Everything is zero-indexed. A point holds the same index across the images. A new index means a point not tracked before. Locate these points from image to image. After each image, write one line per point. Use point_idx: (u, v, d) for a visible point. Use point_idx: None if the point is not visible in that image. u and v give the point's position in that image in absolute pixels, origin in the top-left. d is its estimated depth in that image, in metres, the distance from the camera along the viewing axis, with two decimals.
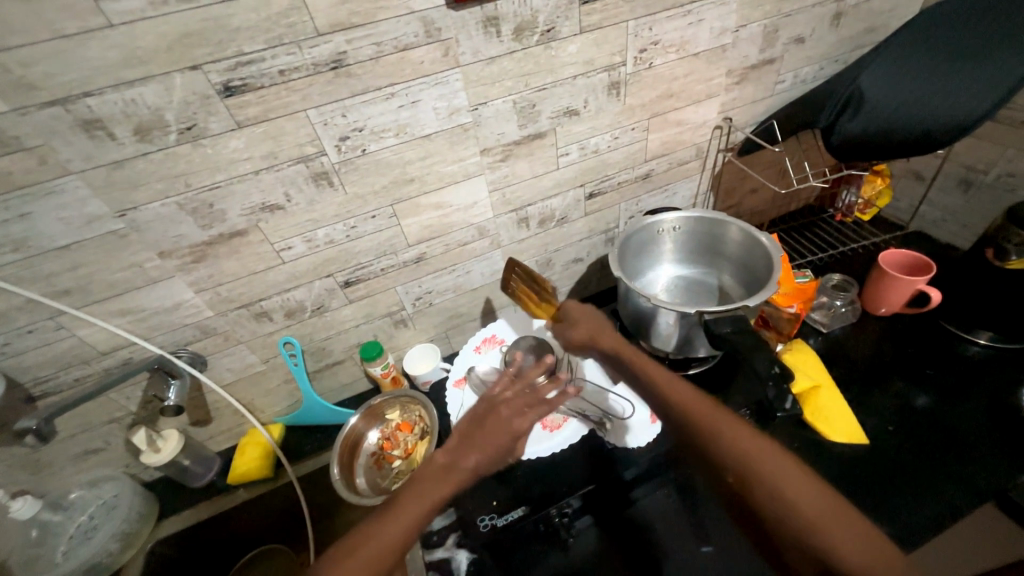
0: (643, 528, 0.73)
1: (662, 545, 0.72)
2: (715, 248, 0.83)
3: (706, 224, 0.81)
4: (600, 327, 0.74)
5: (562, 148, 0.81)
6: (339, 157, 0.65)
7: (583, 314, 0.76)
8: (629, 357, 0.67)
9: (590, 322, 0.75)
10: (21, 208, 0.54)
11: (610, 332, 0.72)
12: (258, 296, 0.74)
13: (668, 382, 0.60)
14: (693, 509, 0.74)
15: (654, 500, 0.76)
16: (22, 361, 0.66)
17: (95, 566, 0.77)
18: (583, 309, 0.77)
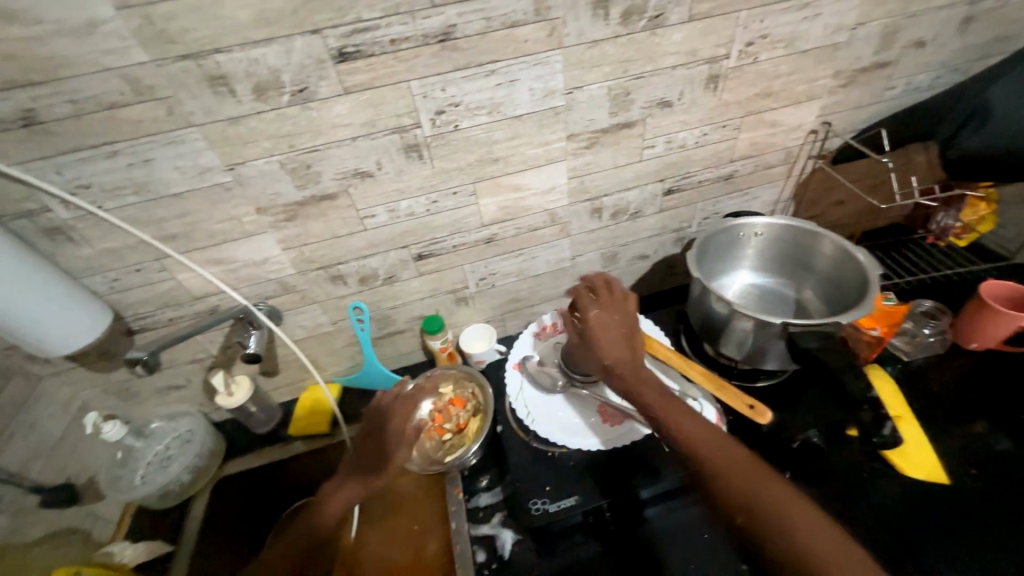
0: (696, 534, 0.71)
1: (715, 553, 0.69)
2: (800, 260, 0.79)
3: (796, 233, 0.77)
4: (622, 350, 0.68)
5: (648, 140, 0.79)
6: (431, 131, 0.66)
7: (605, 329, 0.69)
8: (642, 393, 0.63)
9: (614, 344, 0.68)
10: (146, 154, 0.58)
11: (628, 359, 0.67)
12: (337, 259, 0.78)
13: (679, 420, 0.59)
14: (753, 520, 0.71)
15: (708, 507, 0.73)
16: (127, 297, 0.71)
17: (167, 493, 0.83)
18: (607, 319, 0.70)
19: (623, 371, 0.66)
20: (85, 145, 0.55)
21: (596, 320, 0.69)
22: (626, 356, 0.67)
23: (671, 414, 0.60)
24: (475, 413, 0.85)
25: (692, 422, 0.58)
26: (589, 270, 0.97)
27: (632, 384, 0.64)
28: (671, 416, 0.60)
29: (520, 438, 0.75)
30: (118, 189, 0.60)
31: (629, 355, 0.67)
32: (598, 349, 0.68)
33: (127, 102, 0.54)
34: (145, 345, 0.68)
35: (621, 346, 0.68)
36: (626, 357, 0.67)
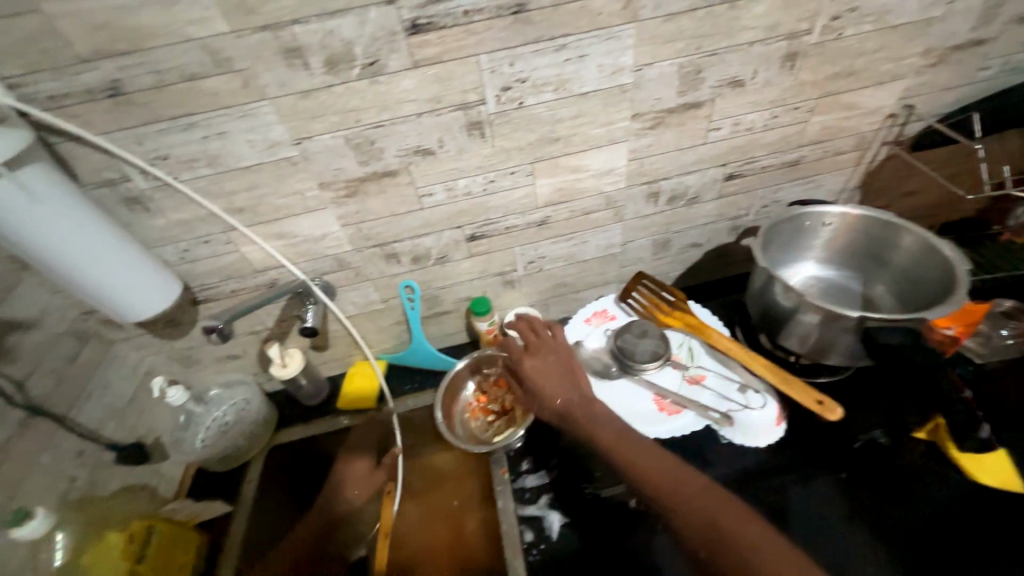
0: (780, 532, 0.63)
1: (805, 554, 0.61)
2: (876, 253, 0.75)
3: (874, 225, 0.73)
4: (564, 390, 0.68)
5: (715, 121, 0.75)
6: (496, 107, 0.65)
7: (541, 374, 0.69)
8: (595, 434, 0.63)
9: (554, 387, 0.68)
10: (220, 126, 0.59)
11: (576, 399, 0.67)
12: (393, 237, 0.78)
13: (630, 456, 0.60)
14: (842, 517, 0.64)
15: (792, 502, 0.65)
16: (194, 268, 0.73)
17: (225, 457, 0.87)
18: (540, 363, 0.70)
19: (574, 416, 0.66)
20: (165, 116, 0.57)
21: (531, 367, 0.69)
22: (570, 396, 0.67)
23: (624, 452, 0.61)
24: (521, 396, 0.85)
25: (647, 457, 0.60)
26: (639, 256, 0.95)
27: (584, 426, 0.64)
28: (624, 454, 0.61)
29: None
30: (193, 161, 0.61)
31: (574, 394, 0.67)
32: (542, 395, 0.68)
33: (206, 74, 0.54)
34: (219, 315, 0.69)
35: (561, 387, 0.67)
36: (575, 397, 0.67)
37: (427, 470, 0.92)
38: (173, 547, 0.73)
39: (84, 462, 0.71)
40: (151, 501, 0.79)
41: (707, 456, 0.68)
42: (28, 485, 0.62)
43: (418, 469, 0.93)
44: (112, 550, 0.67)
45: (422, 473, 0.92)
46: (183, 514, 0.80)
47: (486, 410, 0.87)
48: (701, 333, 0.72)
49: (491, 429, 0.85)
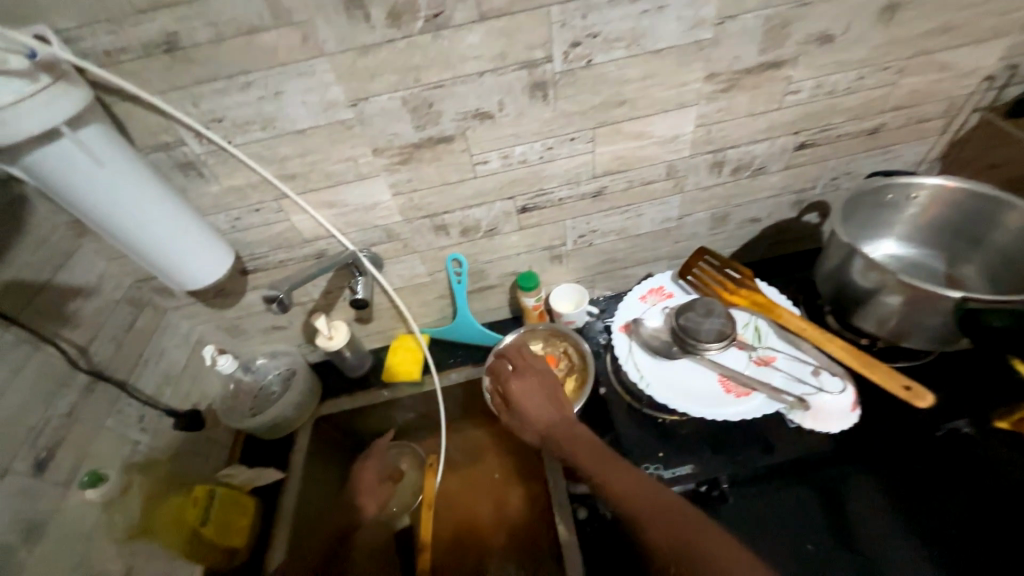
0: (848, 529, 0.63)
1: (875, 550, 0.61)
2: (973, 230, 0.69)
3: (976, 200, 0.67)
4: (545, 410, 0.69)
5: (794, 83, 0.69)
6: (562, 66, 0.60)
7: (524, 393, 0.71)
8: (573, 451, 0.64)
9: (535, 405, 0.70)
10: (277, 87, 0.56)
11: (558, 419, 0.68)
12: (444, 208, 0.75)
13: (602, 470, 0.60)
14: (914, 514, 0.63)
15: (859, 499, 0.65)
16: (245, 237, 0.72)
17: (276, 426, 0.86)
18: (525, 384, 0.73)
19: (554, 435, 0.67)
20: (221, 74, 0.54)
21: (513, 385, 0.71)
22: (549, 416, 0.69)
23: (597, 468, 0.60)
24: (569, 372, 0.83)
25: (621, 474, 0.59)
26: (694, 232, 0.90)
27: (563, 444, 0.65)
28: (598, 470, 0.60)
29: (625, 401, 0.72)
30: (247, 123, 0.59)
31: (554, 414, 0.69)
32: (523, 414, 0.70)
33: (264, 28, 0.51)
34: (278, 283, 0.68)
35: (542, 406, 0.69)
36: (555, 417, 0.69)
37: (471, 448, 0.95)
38: (232, 510, 0.74)
39: (145, 427, 0.73)
40: (206, 466, 0.81)
41: (769, 441, 0.65)
42: (95, 448, 0.64)
43: (463, 446, 0.95)
44: (173, 511, 0.69)
45: (466, 450, 0.94)
46: (240, 480, 0.80)
47: None
48: (770, 312, 0.69)
49: None
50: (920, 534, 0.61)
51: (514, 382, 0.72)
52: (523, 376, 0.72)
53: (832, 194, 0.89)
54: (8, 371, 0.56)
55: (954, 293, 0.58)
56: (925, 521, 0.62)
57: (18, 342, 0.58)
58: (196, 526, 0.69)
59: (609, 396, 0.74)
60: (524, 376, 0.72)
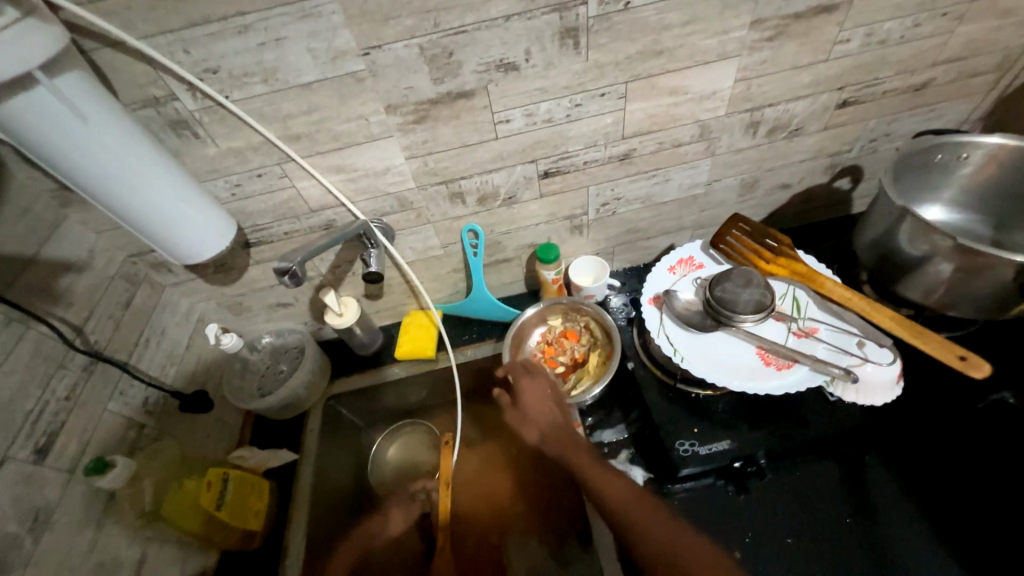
0: (882, 503, 0.63)
1: (911, 523, 0.61)
2: None
3: None
4: (549, 411, 0.70)
5: (845, 31, 0.63)
6: (597, 10, 0.54)
7: (533, 392, 0.72)
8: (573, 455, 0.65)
9: (542, 406, 0.71)
10: (278, 31, 0.50)
11: (561, 421, 0.69)
12: (461, 173, 0.69)
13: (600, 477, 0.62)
14: (949, 488, 0.63)
15: (892, 473, 0.65)
16: (247, 206, 0.67)
17: (287, 405, 0.82)
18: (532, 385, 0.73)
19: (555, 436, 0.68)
20: (214, 15, 0.48)
21: (526, 383, 0.73)
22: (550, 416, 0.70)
23: (593, 472, 0.62)
24: (593, 348, 0.81)
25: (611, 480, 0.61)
26: (721, 199, 0.85)
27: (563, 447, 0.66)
28: (593, 472, 0.62)
29: (656, 376, 0.69)
30: (246, 75, 0.52)
31: (556, 416, 0.70)
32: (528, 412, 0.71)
33: None
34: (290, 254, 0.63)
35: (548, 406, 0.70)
36: (558, 419, 0.70)
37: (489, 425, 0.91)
38: (247, 493, 0.72)
39: (150, 409, 0.68)
40: (217, 448, 0.78)
41: (805, 415, 0.62)
42: (99, 433, 0.61)
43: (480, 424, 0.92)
44: (184, 494, 0.65)
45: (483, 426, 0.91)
46: (253, 462, 0.77)
47: (553, 361, 0.82)
48: (810, 281, 0.65)
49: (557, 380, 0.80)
50: (955, 506, 0.62)
51: (527, 381, 0.73)
52: (536, 377, 0.74)
53: (868, 158, 0.84)
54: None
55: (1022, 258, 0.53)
56: (961, 494, 0.62)
57: (7, 321, 0.53)
58: (211, 511, 0.67)
59: (637, 371, 0.70)
60: (536, 378, 0.74)
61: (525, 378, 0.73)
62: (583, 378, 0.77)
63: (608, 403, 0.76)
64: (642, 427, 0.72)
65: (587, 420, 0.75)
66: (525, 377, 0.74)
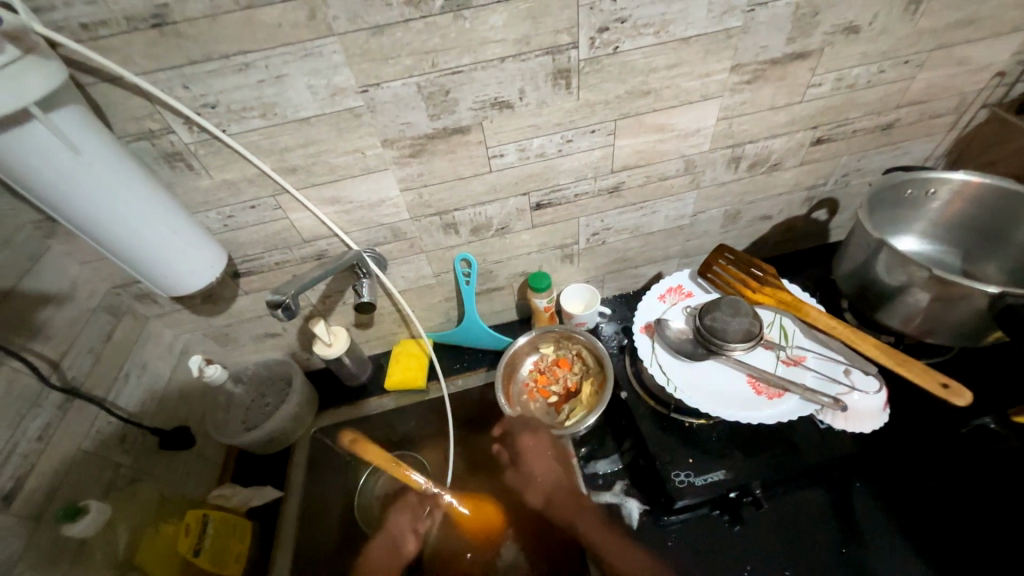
0: (877, 533, 0.63)
1: (905, 552, 0.62)
2: (1002, 227, 0.69)
3: (1005, 198, 0.66)
4: (550, 472, 0.74)
5: (818, 76, 0.67)
6: (588, 53, 0.57)
7: (534, 449, 0.75)
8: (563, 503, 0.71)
9: (544, 465, 0.74)
10: (279, 69, 0.51)
11: (563, 482, 0.72)
12: (454, 205, 0.70)
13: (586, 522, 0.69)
14: (938, 511, 0.64)
15: (886, 501, 0.66)
16: (238, 237, 0.66)
17: (272, 440, 0.79)
18: (534, 445, 0.75)
19: (557, 497, 0.72)
20: (217, 53, 0.48)
21: (527, 439, 0.76)
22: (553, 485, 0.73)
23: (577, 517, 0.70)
24: (586, 376, 0.80)
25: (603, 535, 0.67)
26: (706, 229, 0.88)
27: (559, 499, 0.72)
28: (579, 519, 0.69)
29: (650, 405, 0.70)
30: (245, 110, 0.53)
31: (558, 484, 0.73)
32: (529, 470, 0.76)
33: (267, 1, 0.46)
34: (284, 286, 0.62)
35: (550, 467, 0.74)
36: (558, 480, 0.73)
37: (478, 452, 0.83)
38: (228, 535, 0.68)
39: (127, 447, 0.65)
40: (196, 487, 0.74)
41: (795, 441, 0.63)
42: (71, 476, 0.57)
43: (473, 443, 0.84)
44: (163, 537, 0.64)
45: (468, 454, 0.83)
46: (236, 501, 0.73)
47: (546, 391, 0.81)
48: (796, 310, 0.67)
49: (551, 411, 0.80)
50: (945, 532, 0.62)
51: (525, 437, 0.76)
52: (538, 432, 0.75)
53: (842, 191, 0.88)
54: None
55: (996, 289, 0.56)
56: (950, 518, 0.63)
57: None
58: (189, 556, 0.63)
59: (631, 401, 0.71)
60: (537, 433, 0.75)
61: (527, 432, 0.76)
62: (577, 408, 0.77)
63: (601, 430, 0.76)
64: (635, 457, 0.72)
65: (581, 450, 0.74)
66: (525, 432, 0.76)
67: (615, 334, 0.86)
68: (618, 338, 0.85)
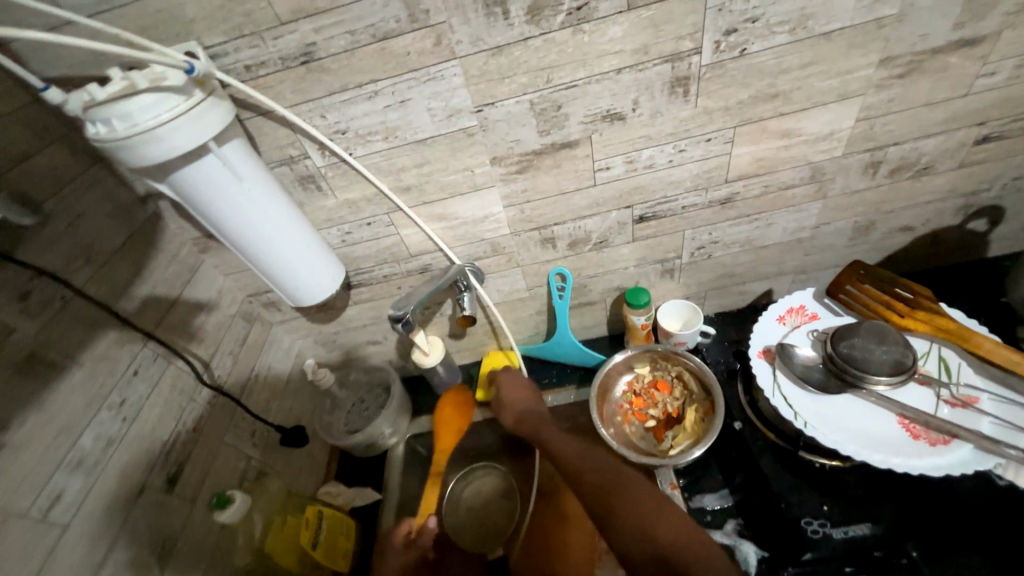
0: None
1: None
2: None
3: None
4: (524, 399, 0.74)
5: (991, 64, 0.57)
6: (712, 58, 0.53)
7: (511, 384, 0.77)
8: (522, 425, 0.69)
9: (517, 395, 0.75)
10: (404, 94, 0.53)
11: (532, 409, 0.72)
12: (555, 219, 0.69)
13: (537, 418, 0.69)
14: None
15: None
16: (354, 252, 0.71)
17: (372, 445, 0.83)
18: (512, 382, 0.77)
19: (524, 417, 0.70)
20: (352, 84, 0.52)
21: (507, 376, 0.78)
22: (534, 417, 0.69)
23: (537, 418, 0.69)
24: (688, 402, 0.75)
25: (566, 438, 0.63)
26: (830, 243, 0.78)
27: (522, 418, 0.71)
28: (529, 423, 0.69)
29: (769, 440, 0.63)
30: (370, 134, 0.57)
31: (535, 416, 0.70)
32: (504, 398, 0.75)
33: (401, 31, 0.49)
34: (404, 302, 0.65)
35: (525, 394, 0.74)
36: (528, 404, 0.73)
37: (449, 407, 0.88)
38: (338, 532, 0.71)
39: (257, 441, 0.72)
40: (308, 483, 0.80)
41: (964, 499, 0.54)
42: (216, 464, 0.64)
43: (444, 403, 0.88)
44: (288, 529, 0.67)
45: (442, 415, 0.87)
46: (342, 499, 0.77)
47: (643, 415, 0.77)
48: (966, 340, 0.58)
49: (649, 437, 0.75)
50: None
51: (509, 372, 0.79)
52: (518, 376, 0.78)
53: (1011, 197, 0.73)
54: (146, 387, 0.57)
55: None
56: None
57: (154, 357, 0.58)
58: (308, 549, 0.66)
59: (747, 433, 0.65)
60: (514, 375, 0.79)
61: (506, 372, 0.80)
62: (680, 437, 0.71)
63: (704, 460, 0.70)
64: (747, 496, 0.64)
65: (682, 481, 0.68)
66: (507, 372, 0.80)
67: (722, 357, 0.79)
68: (727, 361, 0.78)
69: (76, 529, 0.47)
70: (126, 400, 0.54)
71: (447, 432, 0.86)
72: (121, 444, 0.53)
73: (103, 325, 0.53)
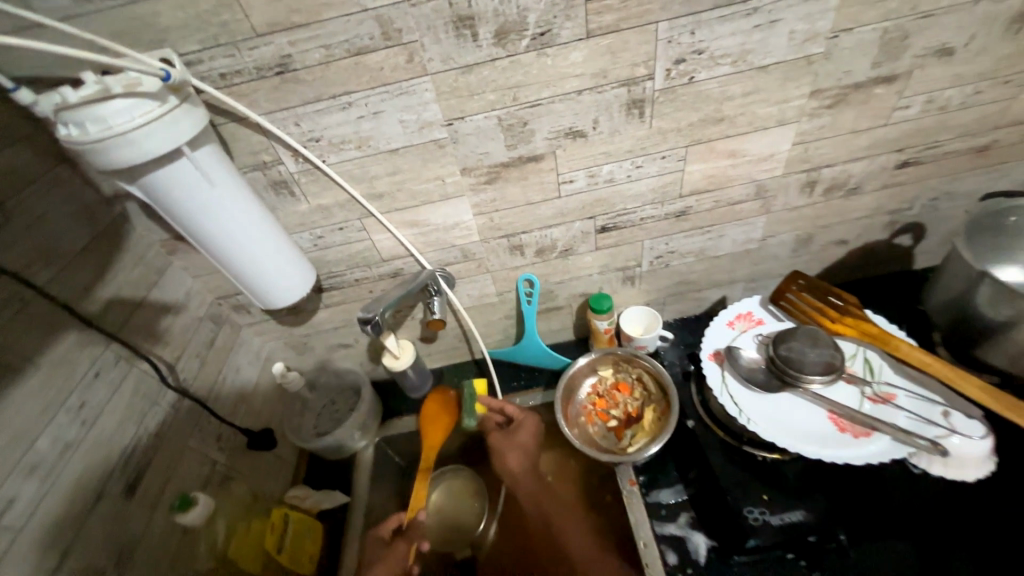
0: None
1: None
2: None
3: None
4: (529, 452, 0.80)
5: (905, 98, 0.64)
6: (664, 83, 0.58)
7: (527, 431, 0.80)
8: (522, 484, 0.79)
9: (525, 448, 0.80)
10: (378, 106, 0.56)
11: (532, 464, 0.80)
12: (523, 227, 0.73)
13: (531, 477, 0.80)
14: None
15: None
16: (326, 255, 0.72)
17: (341, 448, 0.82)
18: (525, 433, 0.80)
19: (524, 476, 0.79)
20: (326, 94, 0.54)
21: (524, 419, 0.80)
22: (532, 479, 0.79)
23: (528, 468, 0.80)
24: (647, 402, 0.79)
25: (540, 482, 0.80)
26: (775, 254, 0.85)
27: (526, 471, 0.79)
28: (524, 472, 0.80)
29: (719, 436, 0.68)
30: (343, 142, 0.59)
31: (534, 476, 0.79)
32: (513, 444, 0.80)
33: (375, 48, 0.51)
34: (374, 305, 0.66)
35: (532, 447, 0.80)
36: (529, 457, 0.80)
37: (437, 404, 0.87)
38: (307, 535, 0.73)
39: (222, 445, 0.71)
40: (274, 486, 0.79)
41: (882, 483, 0.61)
42: (179, 470, 0.63)
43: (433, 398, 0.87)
44: (254, 533, 0.69)
45: (431, 409, 0.86)
46: (309, 503, 0.77)
47: (605, 415, 0.81)
48: (883, 342, 0.65)
49: (611, 435, 0.79)
50: None
51: (527, 416, 0.81)
52: (532, 421, 0.81)
53: (929, 215, 0.82)
54: (107, 390, 0.56)
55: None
56: None
57: (116, 360, 0.58)
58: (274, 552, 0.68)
59: (699, 431, 0.69)
60: (529, 419, 0.81)
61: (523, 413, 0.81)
62: (639, 434, 0.76)
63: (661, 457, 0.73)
64: (698, 490, 0.68)
65: (641, 478, 0.71)
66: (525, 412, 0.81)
67: (679, 359, 0.85)
68: (682, 363, 0.84)
69: (30, 534, 0.46)
70: (86, 404, 0.54)
71: (435, 428, 0.85)
72: (79, 449, 0.52)
73: (64, 327, 0.53)
